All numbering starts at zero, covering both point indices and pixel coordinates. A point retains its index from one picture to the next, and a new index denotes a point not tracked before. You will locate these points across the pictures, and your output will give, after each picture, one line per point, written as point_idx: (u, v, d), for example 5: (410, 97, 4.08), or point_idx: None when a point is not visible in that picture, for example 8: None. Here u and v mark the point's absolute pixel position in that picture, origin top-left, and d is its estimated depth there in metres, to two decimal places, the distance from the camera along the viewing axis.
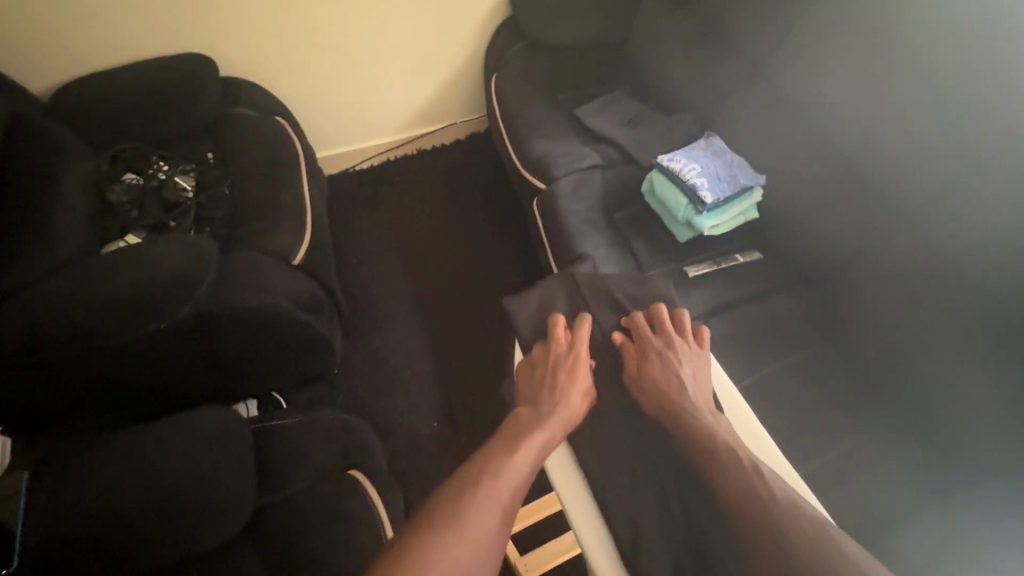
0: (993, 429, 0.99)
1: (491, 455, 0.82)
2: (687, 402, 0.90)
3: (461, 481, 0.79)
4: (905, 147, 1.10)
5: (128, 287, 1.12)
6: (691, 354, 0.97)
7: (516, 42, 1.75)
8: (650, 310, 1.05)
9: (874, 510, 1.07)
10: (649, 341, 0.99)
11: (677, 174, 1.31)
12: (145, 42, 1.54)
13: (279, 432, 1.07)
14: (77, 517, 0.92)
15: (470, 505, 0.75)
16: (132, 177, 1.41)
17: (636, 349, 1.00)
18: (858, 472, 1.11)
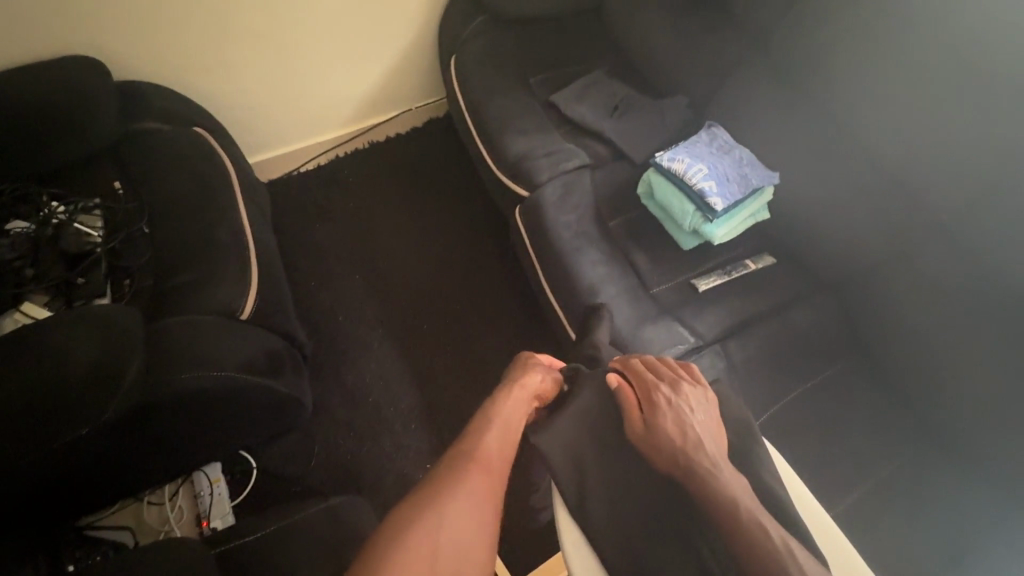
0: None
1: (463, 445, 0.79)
2: (704, 463, 0.76)
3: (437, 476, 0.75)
4: (937, 139, 0.98)
5: (32, 390, 0.89)
6: (701, 403, 0.83)
7: (474, 17, 1.51)
8: (654, 362, 0.90)
9: (930, 544, 0.95)
10: (654, 389, 0.83)
11: (681, 178, 1.15)
12: (4, 47, 1.20)
13: (255, 547, 0.92)
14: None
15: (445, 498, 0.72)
16: (20, 226, 1.13)
17: (642, 401, 0.83)
18: (905, 499, 1.00)
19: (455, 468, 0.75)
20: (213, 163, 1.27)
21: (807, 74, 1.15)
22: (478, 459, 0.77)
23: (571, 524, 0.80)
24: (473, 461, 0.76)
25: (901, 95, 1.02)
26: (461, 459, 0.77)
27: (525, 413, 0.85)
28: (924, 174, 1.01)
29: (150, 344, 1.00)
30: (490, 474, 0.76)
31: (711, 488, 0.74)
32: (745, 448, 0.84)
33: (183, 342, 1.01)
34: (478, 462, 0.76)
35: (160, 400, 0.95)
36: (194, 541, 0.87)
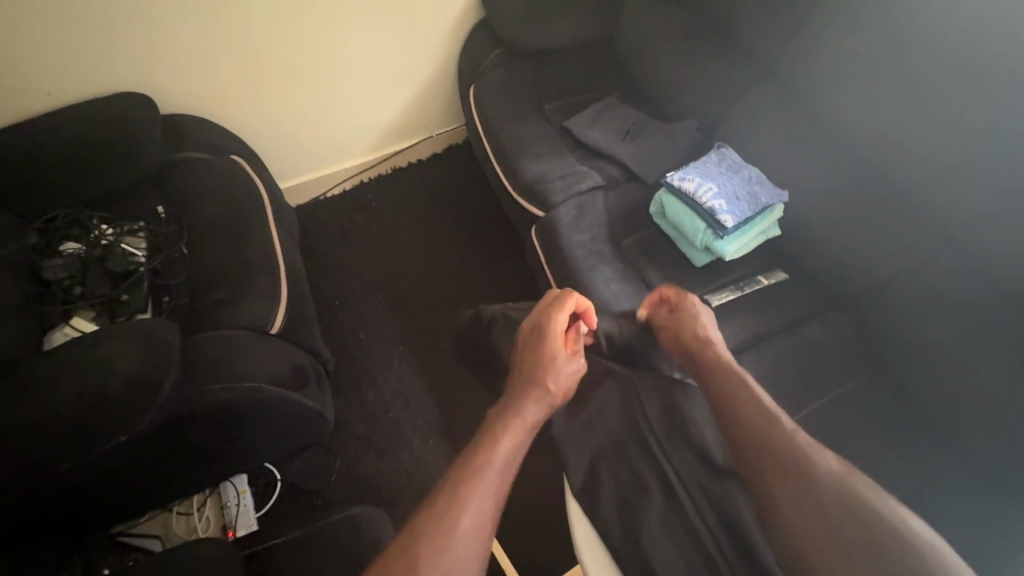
0: None
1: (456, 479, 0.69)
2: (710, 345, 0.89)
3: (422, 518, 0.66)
4: (941, 159, 1.01)
5: (76, 398, 0.95)
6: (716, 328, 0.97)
7: (492, 50, 1.60)
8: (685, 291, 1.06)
9: None
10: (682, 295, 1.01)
11: (690, 196, 1.18)
12: (66, 87, 1.32)
13: (280, 548, 0.95)
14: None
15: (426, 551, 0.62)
16: (71, 247, 1.22)
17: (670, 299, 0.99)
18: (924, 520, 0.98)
19: (435, 519, 0.65)
20: (248, 188, 1.36)
21: (813, 97, 1.20)
22: (465, 509, 0.66)
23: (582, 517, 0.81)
24: (462, 504, 0.66)
25: (905, 114, 1.05)
26: (449, 500, 0.67)
27: (520, 443, 0.75)
28: (934, 190, 1.02)
29: (184, 356, 1.06)
30: (481, 524, 0.66)
31: (733, 381, 0.77)
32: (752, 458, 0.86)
33: (214, 355, 1.06)
34: (464, 516, 0.65)
35: (192, 410, 1.01)
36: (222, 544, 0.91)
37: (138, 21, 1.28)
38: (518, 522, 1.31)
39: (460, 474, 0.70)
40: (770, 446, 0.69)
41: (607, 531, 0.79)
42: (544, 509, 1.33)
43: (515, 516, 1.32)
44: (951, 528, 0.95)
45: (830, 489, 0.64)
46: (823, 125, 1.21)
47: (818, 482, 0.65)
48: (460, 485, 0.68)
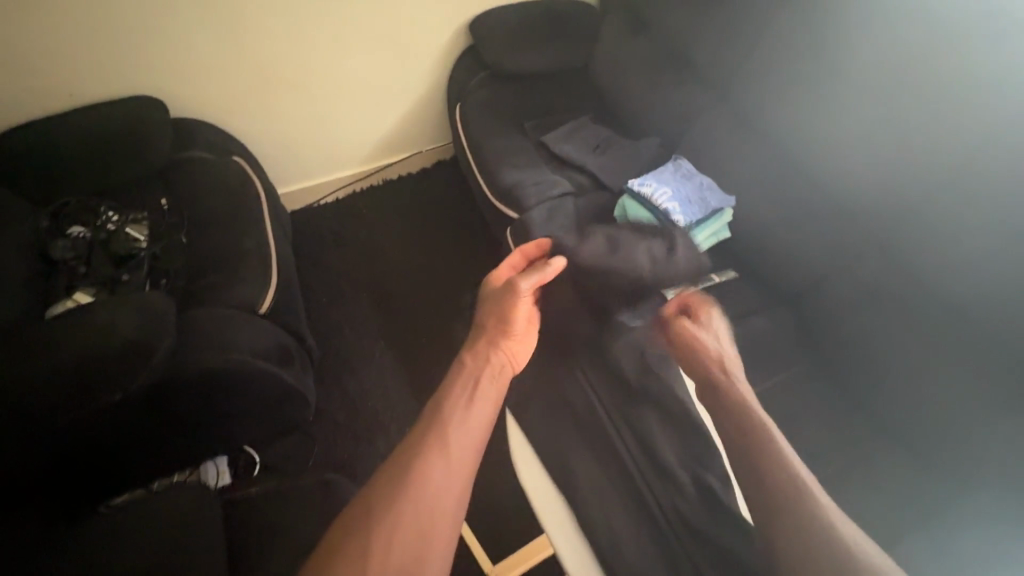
0: (993, 438, 0.98)
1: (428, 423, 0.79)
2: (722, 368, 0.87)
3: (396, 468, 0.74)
4: (863, 166, 1.13)
5: (75, 361, 1.02)
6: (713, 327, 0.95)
7: (478, 72, 1.76)
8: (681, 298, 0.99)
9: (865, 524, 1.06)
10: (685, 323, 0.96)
11: (649, 200, 1.31)
12: (85, 88, 1.45)
13: (257, 500, 1.02)
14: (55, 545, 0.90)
15: (399, 497, 0.70)
16: (79, 230, 1.31)
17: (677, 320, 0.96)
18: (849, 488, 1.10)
19: (408, 465, 0.73)
20: (247, 185, 1.47)
21: (758, 116, 1.35)
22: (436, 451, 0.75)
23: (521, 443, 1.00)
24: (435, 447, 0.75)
25: (829, 130, 1.19)
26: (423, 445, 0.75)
27: (484, 419, 0.81)
28: (854, 198, 1.16)
29: (179, 330, 1.14)
30: (453, 460, 0.74)
31: (736, 410, 0.83)
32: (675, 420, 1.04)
33: (206, 331, 1.14)
34: (435, 458, 0.74)
35: (181, 379, 1.07)
36: (205, 496, 0.98)
37: (155, 33, 1.43)
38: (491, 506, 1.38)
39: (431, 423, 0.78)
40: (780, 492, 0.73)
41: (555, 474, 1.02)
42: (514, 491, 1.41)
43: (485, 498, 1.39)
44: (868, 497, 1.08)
45: (814, 530, 0.70)
46: (769, 141, 1.35)
47: (798, 520, 0.71)
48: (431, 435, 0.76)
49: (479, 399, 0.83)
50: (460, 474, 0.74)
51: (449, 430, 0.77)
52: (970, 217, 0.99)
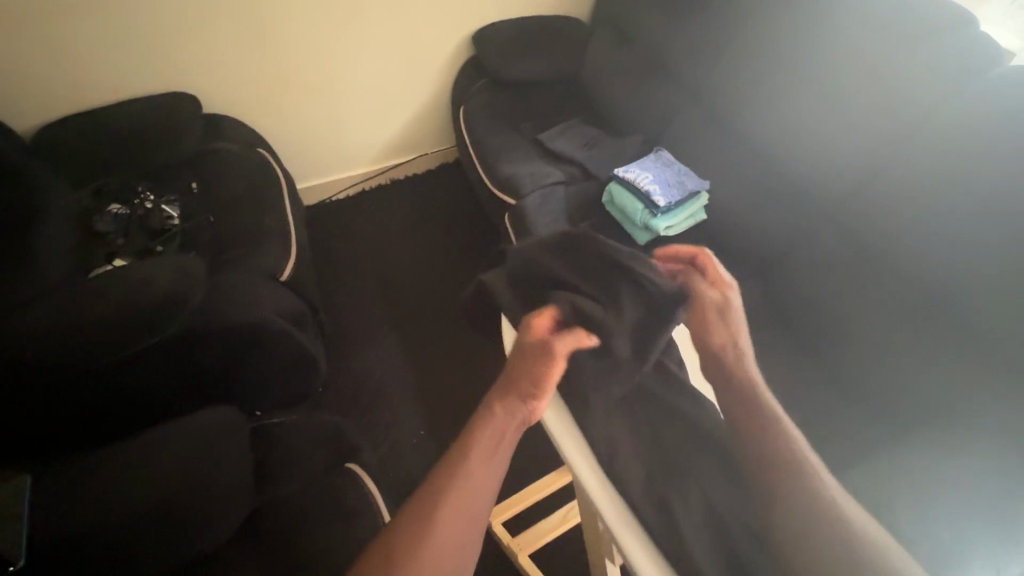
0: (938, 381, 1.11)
1: (449, 468, 0.76)
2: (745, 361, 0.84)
3: (416, 513, 0.72)
4: (818, 148, 1.31)
5: (117, 308, 1.12)
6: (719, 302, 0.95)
7: (479, 78, 1.94)
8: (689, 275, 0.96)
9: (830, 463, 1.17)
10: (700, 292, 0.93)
11: (632, 183, 1.46)
12: (129, 84, 1.62)
13: (277, 430, 1.09)
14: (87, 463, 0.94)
15: (414, 544, 0.69)
16: (117, 207, 1.44)
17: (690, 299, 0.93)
18: (814, 434, 1.21)
19: (423, 511, 0.72)
20: (267, 170, 1.61)
21: (728, 113, 1.52)
22: (450, 500, 0.73)
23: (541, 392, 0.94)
24: (449, 495, 0.73)
25: (789, 121, 1.36)
26: (439, 492, 0.73)
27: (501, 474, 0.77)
28: (813, 177, 1.34)
29: (210, 290, 1.25)
30: (467, 509, 0.72)
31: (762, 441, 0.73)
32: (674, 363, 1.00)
33: (234, 291, 1.26)
34: (448, 507, 0.72)
35: (209, 327, 1.17)
36: (237, 420, 1.05)
37: (192, 37, 1.61)
38: None
39: (448, 473, 0.76)
40: (801, 524, 0.65)
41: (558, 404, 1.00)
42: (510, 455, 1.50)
43: None
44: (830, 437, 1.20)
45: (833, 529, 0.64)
46: (737, 135, 1.53)
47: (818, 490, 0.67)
48: (449, 485, 0.74)
49: (497, 449, 0.79)
50: (471, 524, 0.72)
51: (464, 481, 0.75)
52: (913, 183, 1.16)
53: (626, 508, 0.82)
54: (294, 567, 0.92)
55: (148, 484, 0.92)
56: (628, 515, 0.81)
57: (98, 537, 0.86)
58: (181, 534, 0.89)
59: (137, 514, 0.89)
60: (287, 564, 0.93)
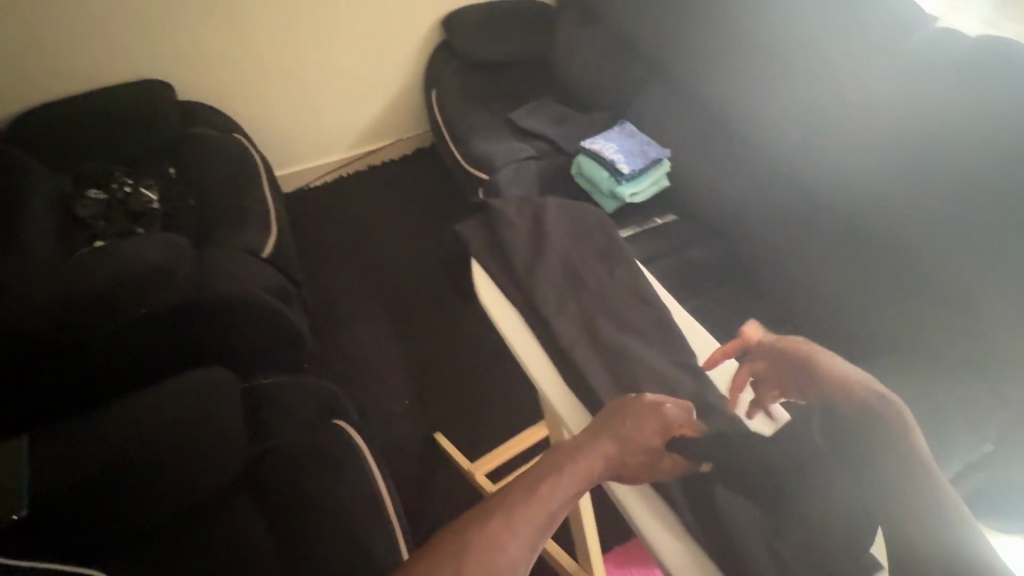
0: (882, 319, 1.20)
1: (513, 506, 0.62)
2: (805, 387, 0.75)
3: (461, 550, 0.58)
4: (770, 110, 1.41)
5: (104, 281, 1.16)
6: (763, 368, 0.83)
7: (451, 61, 1.99)
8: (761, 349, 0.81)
9: None
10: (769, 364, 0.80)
11: (598, 154, 1.54)
12: (105, 70, 1.66)
13: (269, 388, 1.14)
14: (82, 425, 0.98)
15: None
16: (96, 192, 1.48)
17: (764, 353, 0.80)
18: None
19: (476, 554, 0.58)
20: (244, 153, 1.64)
21: (687, 85, 1.61)
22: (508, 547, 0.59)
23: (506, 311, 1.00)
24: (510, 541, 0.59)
25: (743, 87, 1.46)
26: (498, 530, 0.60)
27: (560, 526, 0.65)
28: (769, 138, 1.42)
29: (198, 264, 1.28)
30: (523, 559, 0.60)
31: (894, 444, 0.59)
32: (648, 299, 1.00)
33: (219, 265, 1.29)
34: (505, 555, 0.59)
35: (195, 300, 1.20)
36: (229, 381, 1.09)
37: (167, 22, 1.66)
38: (473, 430, 1.54)
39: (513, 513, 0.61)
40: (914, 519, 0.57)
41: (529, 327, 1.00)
42: (493, 418, 1.57)
43: (468, 424, 1.55)
44: None
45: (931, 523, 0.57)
46: (697, 105, 1.62)
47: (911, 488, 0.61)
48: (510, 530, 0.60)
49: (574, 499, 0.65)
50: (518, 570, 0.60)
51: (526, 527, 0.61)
52: (857, 134, 1.25)
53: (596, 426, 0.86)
54: (292, 509, 1.01)
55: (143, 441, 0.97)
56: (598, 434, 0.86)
57: (103, 488, 0.94)
58: (183, 480, 0.98)
59: (139, 468, 0.96)
60: (284, 506, 1.01)
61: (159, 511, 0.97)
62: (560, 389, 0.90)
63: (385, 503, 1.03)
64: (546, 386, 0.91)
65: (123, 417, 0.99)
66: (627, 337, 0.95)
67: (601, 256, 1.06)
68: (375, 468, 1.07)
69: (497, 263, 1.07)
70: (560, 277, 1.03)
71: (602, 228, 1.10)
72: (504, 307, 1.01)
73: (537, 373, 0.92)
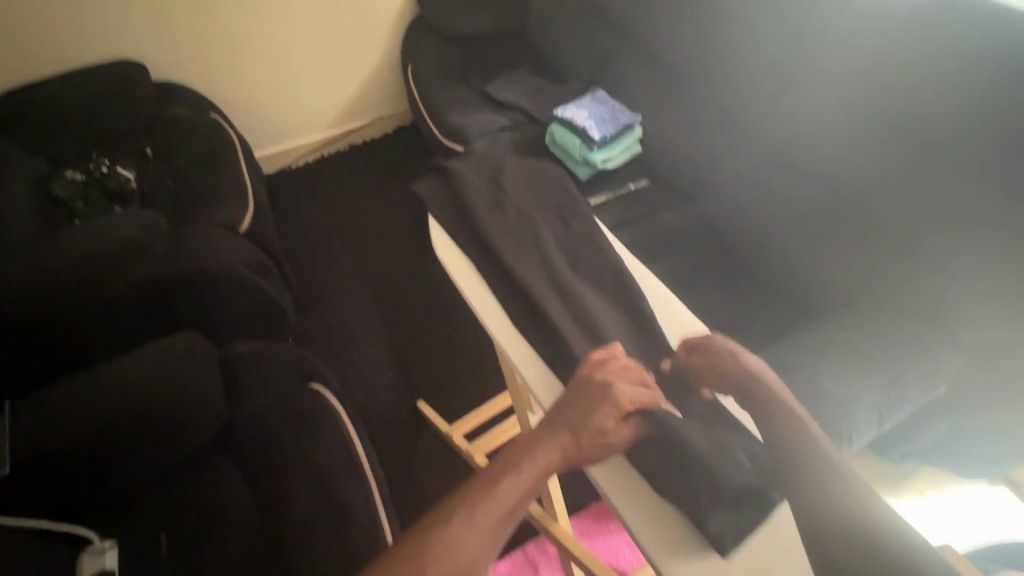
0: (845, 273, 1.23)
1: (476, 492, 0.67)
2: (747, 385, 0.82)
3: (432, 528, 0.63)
4: (738, 72, 1.41)
5: (81, 255, 1.19)
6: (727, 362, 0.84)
7: (426, 35, 1.98)
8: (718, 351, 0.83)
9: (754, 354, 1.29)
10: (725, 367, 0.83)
11: (570, 121, 1.55)
12: (79, 53, 1.67)
13: (247, 354, 1.18)
14: (64, 390, 1.03)
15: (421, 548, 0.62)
16: (74, 173, 1.49)
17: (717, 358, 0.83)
18: (743, 332, 1.33)
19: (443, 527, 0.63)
20: (219, 132, 1.65)
21: (658, 49, 1.61)
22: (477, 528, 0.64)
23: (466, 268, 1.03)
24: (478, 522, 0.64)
25: (711, 49, 1.46)
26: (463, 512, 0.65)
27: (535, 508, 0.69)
28: (738, 99, 1.43)
29: (173, 239, 1.30)
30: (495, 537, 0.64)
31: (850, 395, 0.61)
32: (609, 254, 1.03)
33: (194, 238, 1.31)
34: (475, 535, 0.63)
35: (171, 274, 1.22)
36: (206, 348, 1.13)
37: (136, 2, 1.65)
38: (454, 397, 1.58)
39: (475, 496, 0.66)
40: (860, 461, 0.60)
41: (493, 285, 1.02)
42: (474, 385, 1.60)
43: (450, 391, 1.59)
44: (755, 330, 1.32)
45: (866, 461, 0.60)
46: (668, 70, 1.62)
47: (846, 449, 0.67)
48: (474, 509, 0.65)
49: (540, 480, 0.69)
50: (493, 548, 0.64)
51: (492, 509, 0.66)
52: (821, 91, 1.26)
53: (546, 367, 0.90)
54: (272, 468, 1.05)
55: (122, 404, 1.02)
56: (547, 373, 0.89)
57: (86, 448, 0.98)
58: (163, 441, 1.03)
59: (120, 429, 1.01)
60: (264, 466, 1.05)
61: (143, 469, 1.02)
62: (513, 334, 0.94)
63: (361, 459, 1.08)
64: (501, 332, 0.94)
65: (104, 381, 1.04)
66: (586, 291, 0.99)
67: (564, 215, 1.09)
68: (350, 429, 1.12)
69: (462, 225, 1.09)
70: (523, 237, 1.06)
71: (564, 190, 1.13)
72: (467, 264, 1.04)
73: (490, 320, 0.96)
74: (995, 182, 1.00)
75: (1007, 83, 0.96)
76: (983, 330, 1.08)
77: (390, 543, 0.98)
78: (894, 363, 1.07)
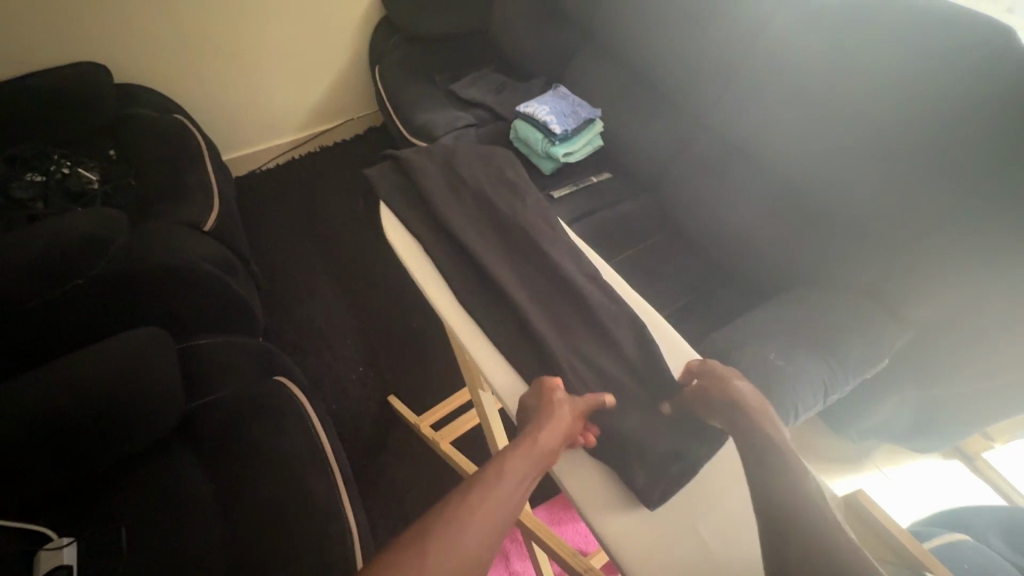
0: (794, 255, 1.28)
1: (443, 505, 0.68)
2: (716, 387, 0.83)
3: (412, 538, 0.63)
4: (689, 65, 1.45)
5: (39, 251, 1.18)
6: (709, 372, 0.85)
7: (392, 36, 2.01)
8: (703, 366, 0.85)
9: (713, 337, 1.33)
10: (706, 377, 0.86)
11: (532, 116, 1.58)
12: (36, 57, 1.63)
13: (208, 348, 1.19)
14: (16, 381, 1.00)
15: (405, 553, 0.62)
16: (34, 174, 1.48)
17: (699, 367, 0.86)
18: (702, 316, 1.37)
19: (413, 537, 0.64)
20: (185, 133, 1.66)
21: (616, 46, 1.65)
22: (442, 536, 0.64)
23: (424, 256, 1.09)
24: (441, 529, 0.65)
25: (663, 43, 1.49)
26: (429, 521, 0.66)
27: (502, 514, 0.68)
28: (692, 92, 1.47)
29: (135, 237, 1.31)
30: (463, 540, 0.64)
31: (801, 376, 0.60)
32: (559, 238, 1.09)
33: (157, 235, 1.32)
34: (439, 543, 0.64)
35: (132, 270, 1.22)
36: (166, 339, 1.13)
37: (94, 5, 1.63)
38: (424, 389, 1.60)
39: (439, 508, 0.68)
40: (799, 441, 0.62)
41: (450, 272, 1.05)
42: (444, 376, 1.63)
43: (420, 383, 1.61)
44: (713, 314, 1.37)
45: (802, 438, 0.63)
46: (626, 65, 1.67)
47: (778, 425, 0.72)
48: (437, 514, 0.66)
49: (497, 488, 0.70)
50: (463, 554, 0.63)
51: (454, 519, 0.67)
52: (767, 81, 1.29)
53: (494, 346, 0.96)
54: (234, 456, 1.06)
55: (75, 395, 0.99)
56: (493, 351, 0.96)
57: (39, 439, 0.96)
58: (122, 430, 1.02)
59: (75, 419, 0.99)
60: (226, 454, 1.06)
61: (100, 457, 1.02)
62: (464, 316, 1.00)
63: (324, 448, 1.09)
64: (452, 315, 1.00)
65: (60, 371, 1.02)
66: (537, 273, 1.04)
67: (516, 203, 1.13)
68: (313, 415, 1.14)
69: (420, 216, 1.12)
70: (478, 226, 1.11)
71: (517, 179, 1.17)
72: (423, 254, 1.09)
73: (441, 304, 1.01)
74: (925, 167, 1.05)
75: (937, 73, 1.00)
76: (922, 307, 1.12)
77: (352, 526, 1.00)
78: (840, 340, 1.11)
